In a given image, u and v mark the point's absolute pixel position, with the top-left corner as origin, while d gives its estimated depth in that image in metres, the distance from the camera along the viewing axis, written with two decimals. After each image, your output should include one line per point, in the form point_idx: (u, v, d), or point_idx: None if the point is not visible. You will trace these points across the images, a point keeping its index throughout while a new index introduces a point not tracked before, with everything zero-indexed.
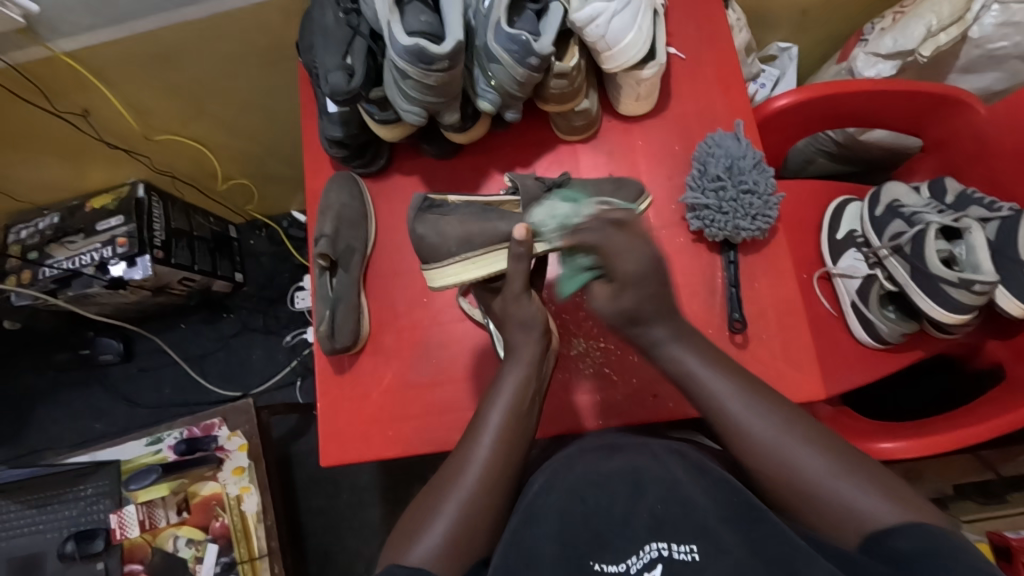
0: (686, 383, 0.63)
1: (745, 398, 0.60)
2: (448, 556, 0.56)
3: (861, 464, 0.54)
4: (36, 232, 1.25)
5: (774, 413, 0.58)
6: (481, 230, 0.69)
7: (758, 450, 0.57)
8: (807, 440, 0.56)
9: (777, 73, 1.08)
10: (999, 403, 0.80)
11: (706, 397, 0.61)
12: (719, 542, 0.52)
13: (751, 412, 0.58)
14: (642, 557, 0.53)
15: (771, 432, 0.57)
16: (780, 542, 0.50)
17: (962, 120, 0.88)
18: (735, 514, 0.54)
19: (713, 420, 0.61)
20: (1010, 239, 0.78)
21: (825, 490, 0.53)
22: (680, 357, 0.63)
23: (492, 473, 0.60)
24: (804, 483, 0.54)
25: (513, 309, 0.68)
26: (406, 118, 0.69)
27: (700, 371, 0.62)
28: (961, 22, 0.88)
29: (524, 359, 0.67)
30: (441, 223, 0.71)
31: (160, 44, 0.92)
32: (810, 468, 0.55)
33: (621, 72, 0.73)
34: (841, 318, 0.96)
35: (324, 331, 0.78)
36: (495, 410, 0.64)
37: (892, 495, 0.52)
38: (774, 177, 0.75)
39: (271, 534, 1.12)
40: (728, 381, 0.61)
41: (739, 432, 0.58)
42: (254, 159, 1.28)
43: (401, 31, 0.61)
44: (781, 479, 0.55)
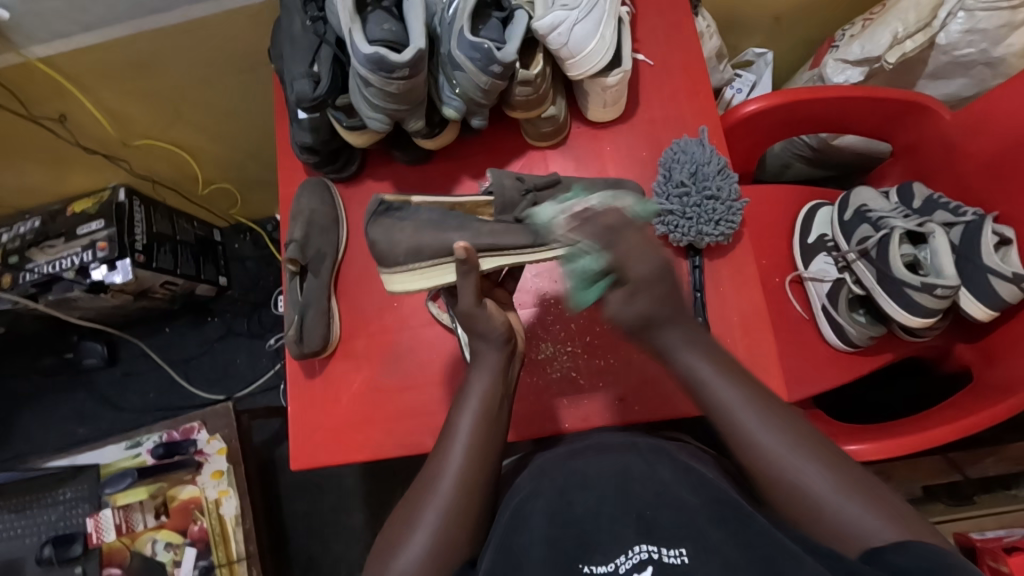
0: (696, 388, 0.61)
1: (757, 409, 0.59)
2: (430, 561, 0.57)
3: (859, 478, 0.54)
4: (16, 237, 1.25)
5: (785, 423, 0.58)
6: (432, 240, 0.68)
7: (761, 464, 0.57)
8: (812, 454, 0.56)
9: (752, 78, 1.09)
10: (964, 406, 0.81)
11: (714, 409, 0.60)
12: (706, 541, 0.53)
13: (763, 427, 0.58)
14: (630, 558, 0.53)
15: (781, 446, 0.56)
16: (762, 540, 0.52)
17: (928, 126, 0.89)
18: (722, 514, 0.56)
19: (723, 428, 0.60)
20: (973, 243, 0.79)
21: (824, 505, 0.53)
22: (695, 362, 0.61)
23: (469, 477, 0.61)
24: (800, 494, 0.54)
25: (479, 318, 0.66)
26: (371, 126, 0.70)
27: (712, 380, 0.60)
28: (927, 30, 0.89)
29: (489, 366, 0.67)
30: (394, 228, 0.69)
31: (134, 51, 0.92)
32: (813, 485, 0.54)
33: (586, 79, 0.74)
34: (812, 321, 0.97)
35: (293, 336, 0.79)
36: (466, 413, 0.64)
37: (887, 509, 0.52)
38: (737, 183, 0.76)
39: (250, 537, 1.13)
40: (736, 390, 0.60)
41: (743, 445, 0.58)
42: (235, 164, 1.28)
43: (363, 39, 0.61)
44: (778, 491, 0.56)
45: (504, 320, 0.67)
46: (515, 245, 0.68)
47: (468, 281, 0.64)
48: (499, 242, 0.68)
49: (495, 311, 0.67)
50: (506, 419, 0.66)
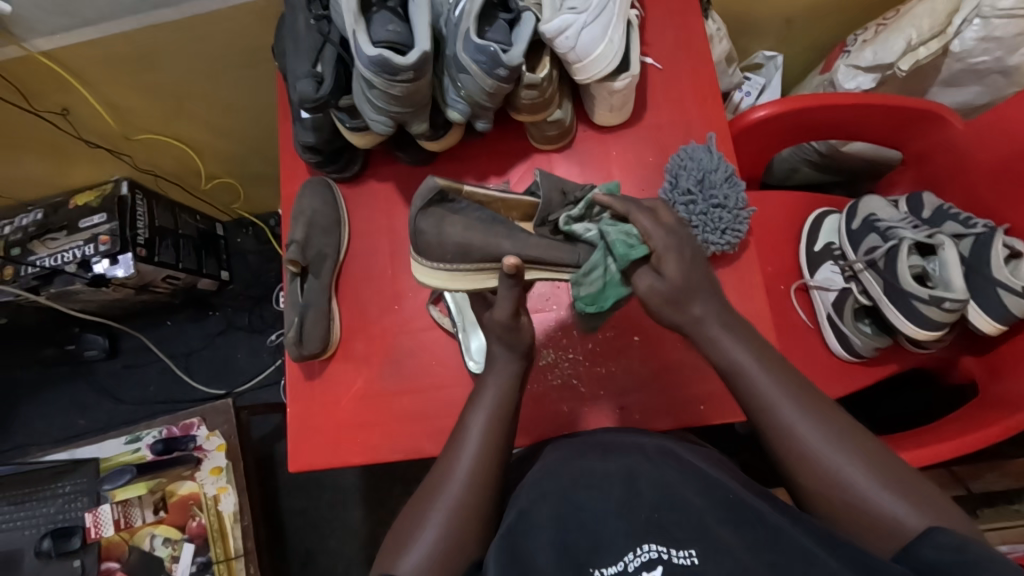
0: (735, 376, 0.61)
1: (795, 400, 0.58)
2: (438, 559, 0.56)
3: (895, 471, 0.54)
4: (18, 229, 1.25)
5: (819, 413, 0.58)
6: (484, 243, 0.64)
7: (798, 455, 0.56)
8: (847, 445, 0.55)
9: (762, 81, 1.08)
10: (971, 420, 0.80)
11: (752, 397, 0.60)
12: (719, 544, 0.51)
13: (802, 418, 0.57)
14: (638, 556, 0.52)
15: (819, 438, 0.56)
16: (775, 545, 0.50)
17: (940, 136, 0.88)
18: (731, 517, 0.54)
19: (759, 418, 0.59)
20: (983, 256, 0.78)
21: (861, 493, 0.53)
22: (730, 349, 0.62)
23: (480, 479, 0.61)
24: (832, 481, 0.54)
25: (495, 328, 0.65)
26: (373, 128, 0.69)
27: (750, 368, 0.60)
28: (941, 37, 0.87)
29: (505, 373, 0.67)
30: (445, 221, 0.65)
31: (136, 45, 0.92)
32: (849, 476, 0.54)
33: (594, 83, 0.73)
34: (817, 330, 0.96)
35: (292, 337, 0.78)
36: (479, 412, 0.64)
37: (919, 499, 0.52)
38: (745, 192, 0.75)
39: (248, 534, 1.12)
40: (776, 381, 0.60)
41: (780, 436, 0.58)
42: (238, 159, 1.27)
43: (366, 41, 0.60)
44: (814, 481, 0.55)
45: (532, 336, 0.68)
46: (563, 262, 0.66)
47: (512, 293, 0.63)
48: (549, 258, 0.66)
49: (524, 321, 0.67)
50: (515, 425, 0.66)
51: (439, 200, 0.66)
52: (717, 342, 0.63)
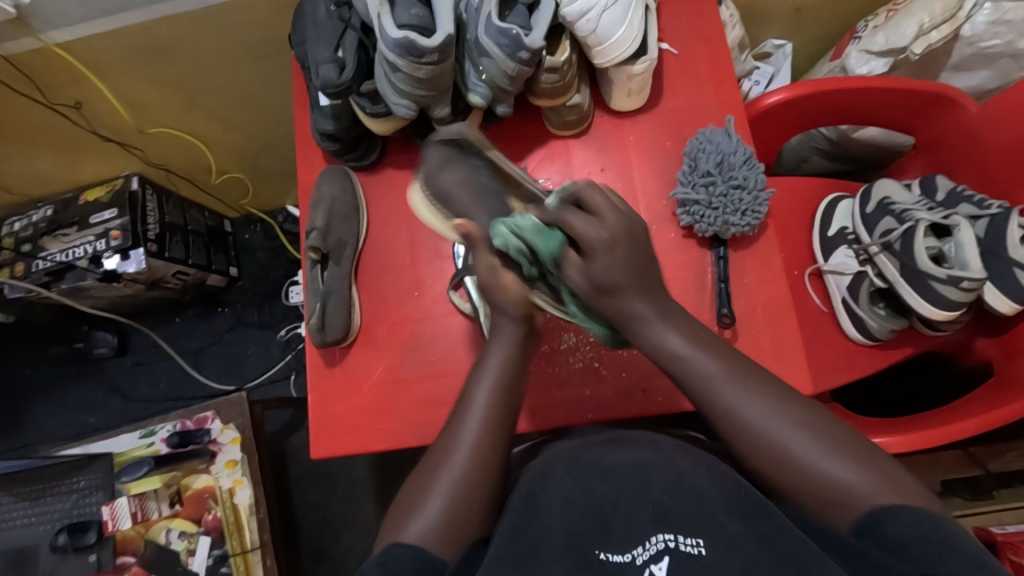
0: (668, 363, 0.60)
1: (736, 382, 0.57)
2: (446, 531, 0.55)
3: (841, 437, 0.53)
4: (29, 225, 1.25)
5: (762, 394, 0.56)
6: (464, 201, 0.68)
7: (752, 438, 0.55)
8: (797, 420, 0.54)
9: (771, 69, 1.08)
10: (991, 399, 0.80)
11: (690, 384, 0.59)
12: (726, 534, 0.52)
13: (747, 397, 0.56)
14: (648, 548, 0.52)
15: (765, 415, 0.55)
16: (785, 538, 0.50)
17: (953, 119, 0.88)
18: (740, 507, 0.54)
19: (702, 402, 0.58)
20: (998, 238, 0.79)
21: (810, 466, 0.52)
22: (664, 336, 0.59)
23: (481, 456, 0.58)
24: (782, 458, 0.54)
25: (494, 288, 0.62)
26: (397, 112, 0.70)
27: (690, 353, 0.59)
28: (953, 21, 0.88)
29: (506, 339, 0.62)
30: (444, 166, 0.71)
31: (151, 37, 0.92)
32: (800, 453, 0.53)
33: (612, 67, 0.73)
34: (832, 314, 0.96)
35: (315, 323, 0.78)
36: (481, 388, 0.61)
37: (867, 463, 0.51)
38: (764, 173, 0.76)
39: (264, 527, 1.11)
40: (720, 363, 0.58)
41: (729, 418, 0.56)
42: (249, 154, 1.27)
43: (391, 24, 0.61)
44: (767, 460, 0.54)
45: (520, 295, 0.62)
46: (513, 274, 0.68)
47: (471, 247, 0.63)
48: (510, 256, 0.64)
49: (512, 281, 0.61)
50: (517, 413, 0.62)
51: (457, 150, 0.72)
52: (645, 331, 0.60)
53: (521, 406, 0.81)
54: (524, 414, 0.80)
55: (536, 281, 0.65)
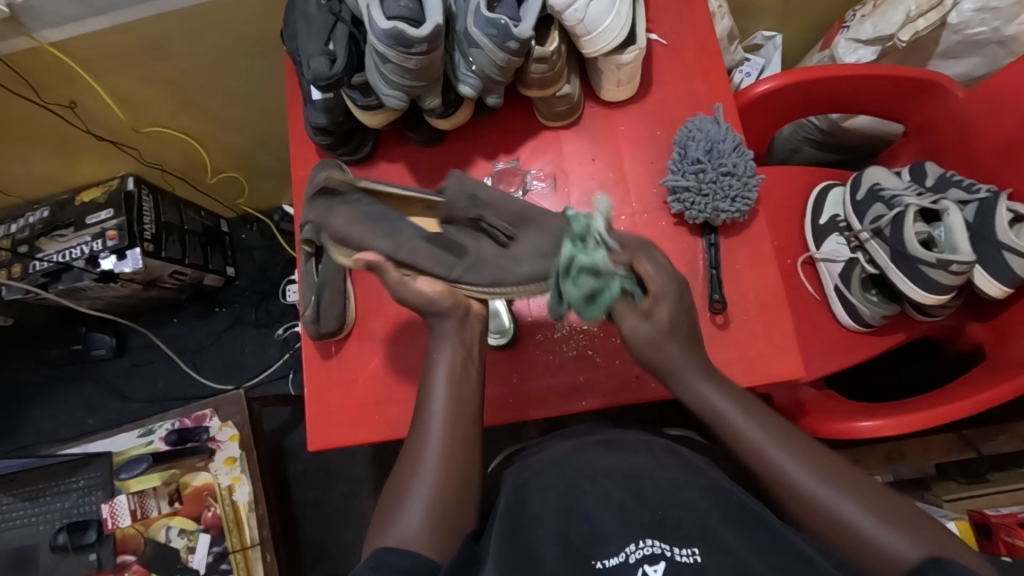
0: (720, 421, 0.61)
1: (783, 443, 0.58)
2: (430, 534, 0.55)
3: (892, 506, 0.53)
4: (25, 226, 1.25)
5: (803, 453, 0.57)
6: (361, 237, 0.69)
7: (795, 496, 0.55)
8: (841, 485, 0.55)
9: (762, 61, 1.09)
10: (983, 380, 0.80)
11: (737, 445, 0.60)
12: (719, 543, 0.53)
13: (794, 462, 0.57)
14: (641, 550, 0.54)
15: (810, 480, 0.55)
16: (776, 545, 0.52)
17: (941, 106, 0.89)
18: (732, 514, 0.56)
19: (749, 465, 0.59)
20: (988, 221, 0.79)
21: (859, 532, 0.52)
22: (712, 394, 0.62)
23: (458, 456, 0.59)
24: (833, 525, 0.53)
25: (411, 296, 0.65)
26: (387, 103, 0.70)
27: (734, 413, 0.60)
28: (939, 8, 0.88)
29: (450, 335, 0.65)
30: (334, 209, 0.71)
31: (144, 35, 0.92)
32: (845, 513, 0.53)
33: (601, 57, 0.74)
34: (825, 303, 0.96)
35: (310, 315, 0.79)
36: (442, 385, 0.62)
37: (916, 529, 0.51)
38: (753, 160, 0.77)
39: (263, 523, 1.12)
40: (758, 425, 0.59)
41: (779, 483, 0.57)
42: (245, 153, 1.28)
43: (380, 16, 0.62)
44: (820, 528, 0.54)
45: (437, 288, 0.65)
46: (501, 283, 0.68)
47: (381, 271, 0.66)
48: (419, 264, 0.68)
49: (425, 284, 0.65)
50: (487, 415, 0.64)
51: (330, 193, 0.70)
52: (683, 377, 0.63)
53: (516, 396, 0.81)
54: (520, 403, 0.81)
55: (453, 278, 0.68)
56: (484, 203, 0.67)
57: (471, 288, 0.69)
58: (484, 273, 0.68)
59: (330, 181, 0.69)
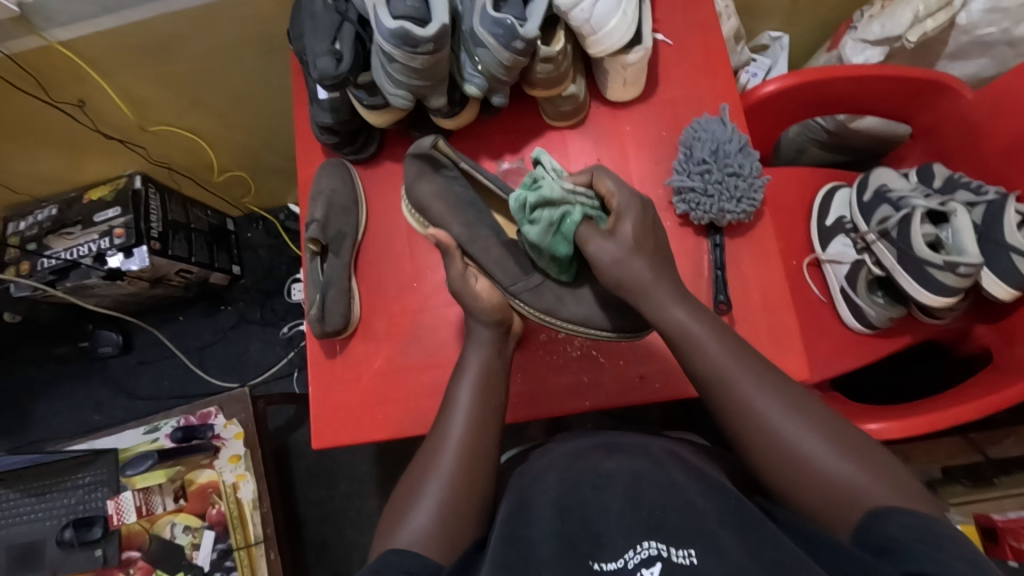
0: (690, 347, 0.61)
1: (755, 375, 0.58)
2: (436, 539, 0.55)
3: (858, 442, 0.54)
4: (34, 224, 1.26)
5: (774, 387, 0.57)
6: (439, 213, 0.74)
7: (757, 427, 0.56)
8: (806, 422, 0.55)
9: (768, 62, 1.09)
10: (990, 384, 0.79)
11: (707, 371, 0.60)
12: (716, 544, 0.50)
13: (767, 395, 0.57)
14: (637, 553, 0.51)
15: (773, 408, 0.56)
16: (775, 544, 0.49)
17: (949, 106, 0.88)
18: (733, 519, 0.53)
19: (716, 392, 0.59)
20: (996, 223, 0.79)
21: (812, 459, 0.53)
22: (682, 318, 0.62)
23: (465, 460, 0.59)
24: (793, 460, 0.54)
25: (467, 294, 0.68)
26: (394, 103, 0.71)
27: (704, 339, 0.61)
28: (949, 8, 0.88)
29: (484, 342, 0.67)
30: (421, 179, 0.76)
31: (152, 34, 0.93)
32: (807, 450, 0.54)
33: (607, 57, 0.74)
34: (830, 304, 0.96)
35: (314, 314, 0.78)
36: (463, 388, 0.64)
37: (875, 468, 0.52)
38: (759, 161, 0.76)
39: (268, 521, 1.13)
40: (727, 351, 0.60)
41: (738, 408, 0.58)
42: (251, 152, 1.29)
43: (387, 15, 0.62)
44: (779, 463, 0.55)
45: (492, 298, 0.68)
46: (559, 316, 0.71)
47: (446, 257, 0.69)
48: (486, 263, 0.73)
49: (485, 289, 0.68)
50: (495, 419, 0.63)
51: (428, 162, 0.76)
52: (656, 305, 0.63)
53: (520, 396, 0.81)
54: (523, 403, 0.81)
55: (512, 290, 0.72)
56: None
57: (529, 305, 0.72)
58: (546, 296, 0.71)
59: (433, 152, 0.74)
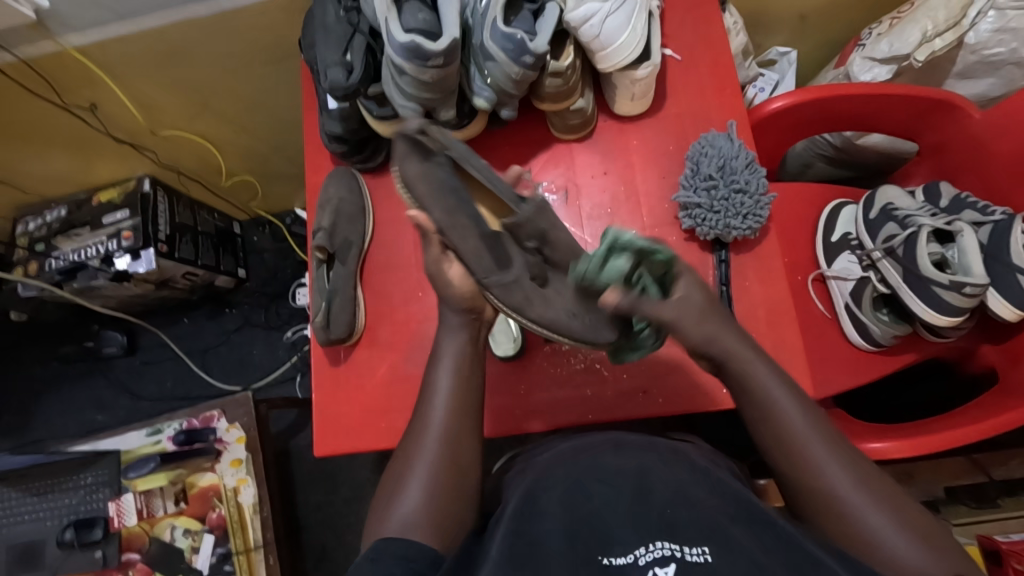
0: (763, 405, 0.60)
1: (822, 440, 0.57)
2: (430, 529, 0.55)
3: (921, 522, 0.53)
4: (43, 225, 1.27)
5: (839, 453, 0.57)
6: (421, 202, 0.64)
7: (822, 490, 0.55)
8: (871, 491, 0.54)
9: (776, 77, 1.09)
10: (995, 405, 0.79)
11: (777, 432, 0.59)
12: (731, 541, 0.50)
13: (837, 462, 0.56)
14: (650, 551, 0.51)
15: (844, 484, 0.55)
16: (790, 546, 0.50)
17: (957, 126, 0.88)
18: (744, 516, 0.54)
19: (783, 452, 0.58)
20: (1003, 243, 0.78)
21: (880, 542, 0.52)
22: (761, 379, 0.61)
23: (467, 459, 0.59)
24: (857, 529, 0.53)
25: (439, 280, 0.63)
26: (402, 114, 0.71)
27: (779, 400, 0.59)
28: (958, 28, 0.88)
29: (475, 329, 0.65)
30: (402, 163, 0.63)
31: (165, 40, 0.94)
32: (871, 519, 0.53)
33: (616, 72, 0.74)
34: (835, 320, 0.96)
35: (320, 321, 0.80)
36: (456, 380, 0.62)
37: (937, 548, 0.51)
38: (765, 178, 0.77)
39: (268, 525, 1.12)
40: (803, 416, 0.58)
41: (807, 477, 0.56)
42: (260, 157, 1.29)
43: (398, 28, 0.63)
44: (841, 529, 0.54)
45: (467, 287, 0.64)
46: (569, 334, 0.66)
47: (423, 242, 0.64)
48: (462, 253, 0.62)
49: (458, 276, 0.64)
50: (485, 412, 0.63)
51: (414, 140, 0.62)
52: (743, 367, 0.61)
53: (523, 407, 0.81)
54: (525, 414, 0.81)
55: (485, 283, 0.62)
56: (549, 241, 0.64)
57: (500, 301, 0.64)
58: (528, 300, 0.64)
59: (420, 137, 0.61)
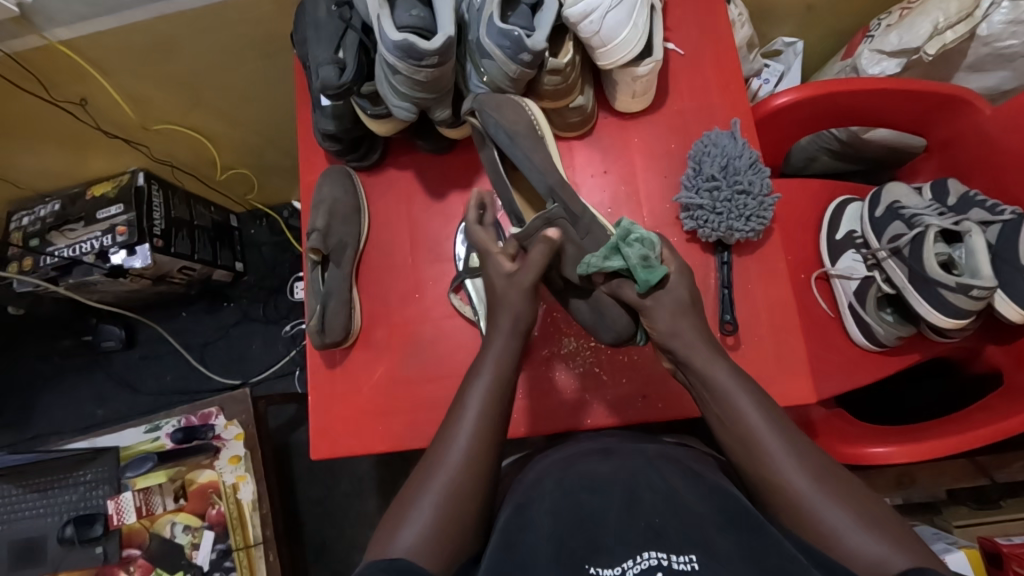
0: (723, 402, 0.60)
1: (780, 438, 0.57)
2: (435, 542, 0.53)
3: (885, 518, 0.52)
4: (37, 220, 1.25)
5: (799, 452, 0.56)
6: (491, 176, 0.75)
7: (783, 489, 0.54)
8: (832, 488, 0.53)
9: (782, 67, 1.06)
10: (998, 409, 0.78)
11: (735, 430, 0.59)
12: (715, 551, 0.50)
13: (794, 459, 0.55)
14: (637, 563, 0.51)
15: (804, 480, 0.54)
16: (776, 555, 0.49)
17: (965, 121, 0.86)
18: (730, 523, 0.53)
19: (742, 452, 0.58)
20: (1010, 244, 0.77)
21: (840, 536, 0.51)
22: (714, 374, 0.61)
23: (467, 479, 0.57)
24: (819, 528, 0.52)
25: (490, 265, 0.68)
26: (397, 114, 0.69)
27: (742, 400, 0.59)
28: (970, 20, 0.85)
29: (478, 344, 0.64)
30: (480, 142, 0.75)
31: (153, 34, 0.92)
32: (832, 517, 0.52)
33: (616, 69, 0.72)
34: (838, 319, 0.95)
35: (315, 326, 0.78)
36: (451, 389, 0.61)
37: (900, 540, 0.50)
38: (770, 178, 0.75)
39: (267, 522, 1.12)
40: (766, 416, 0.58)
41: (769, 475, 0.55)
42: (255, 150, 1.27)
43: (391, 26, 0.61)
44: (805, 527, 0.52)
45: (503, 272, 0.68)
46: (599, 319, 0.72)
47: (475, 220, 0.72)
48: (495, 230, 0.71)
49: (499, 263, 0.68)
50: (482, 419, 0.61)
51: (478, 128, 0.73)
52: (701, 365, 0.62)
53: (520, 410, 0.80)
54: (524, 418, 0.80)
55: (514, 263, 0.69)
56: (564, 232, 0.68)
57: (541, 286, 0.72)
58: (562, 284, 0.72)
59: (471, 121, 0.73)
